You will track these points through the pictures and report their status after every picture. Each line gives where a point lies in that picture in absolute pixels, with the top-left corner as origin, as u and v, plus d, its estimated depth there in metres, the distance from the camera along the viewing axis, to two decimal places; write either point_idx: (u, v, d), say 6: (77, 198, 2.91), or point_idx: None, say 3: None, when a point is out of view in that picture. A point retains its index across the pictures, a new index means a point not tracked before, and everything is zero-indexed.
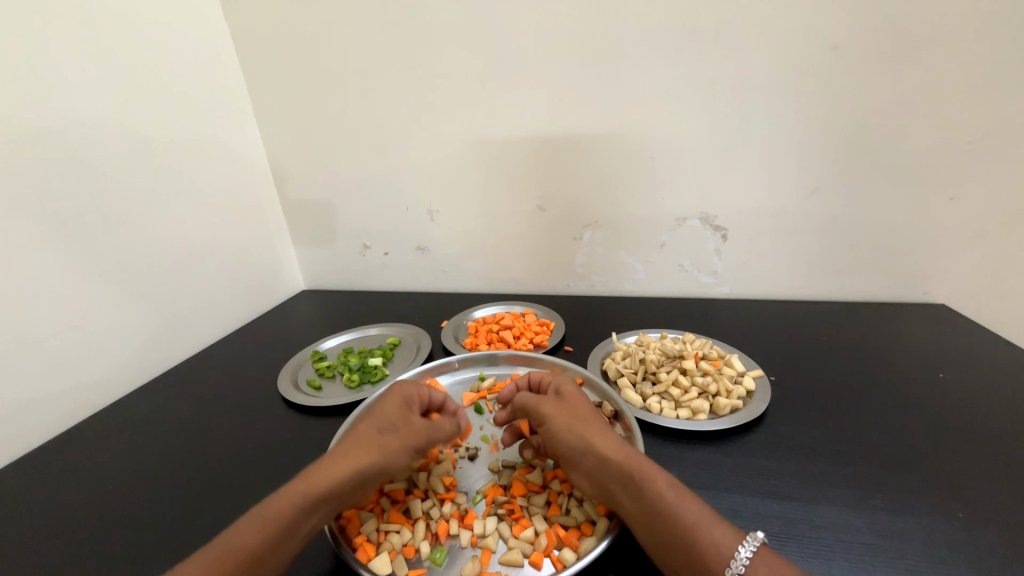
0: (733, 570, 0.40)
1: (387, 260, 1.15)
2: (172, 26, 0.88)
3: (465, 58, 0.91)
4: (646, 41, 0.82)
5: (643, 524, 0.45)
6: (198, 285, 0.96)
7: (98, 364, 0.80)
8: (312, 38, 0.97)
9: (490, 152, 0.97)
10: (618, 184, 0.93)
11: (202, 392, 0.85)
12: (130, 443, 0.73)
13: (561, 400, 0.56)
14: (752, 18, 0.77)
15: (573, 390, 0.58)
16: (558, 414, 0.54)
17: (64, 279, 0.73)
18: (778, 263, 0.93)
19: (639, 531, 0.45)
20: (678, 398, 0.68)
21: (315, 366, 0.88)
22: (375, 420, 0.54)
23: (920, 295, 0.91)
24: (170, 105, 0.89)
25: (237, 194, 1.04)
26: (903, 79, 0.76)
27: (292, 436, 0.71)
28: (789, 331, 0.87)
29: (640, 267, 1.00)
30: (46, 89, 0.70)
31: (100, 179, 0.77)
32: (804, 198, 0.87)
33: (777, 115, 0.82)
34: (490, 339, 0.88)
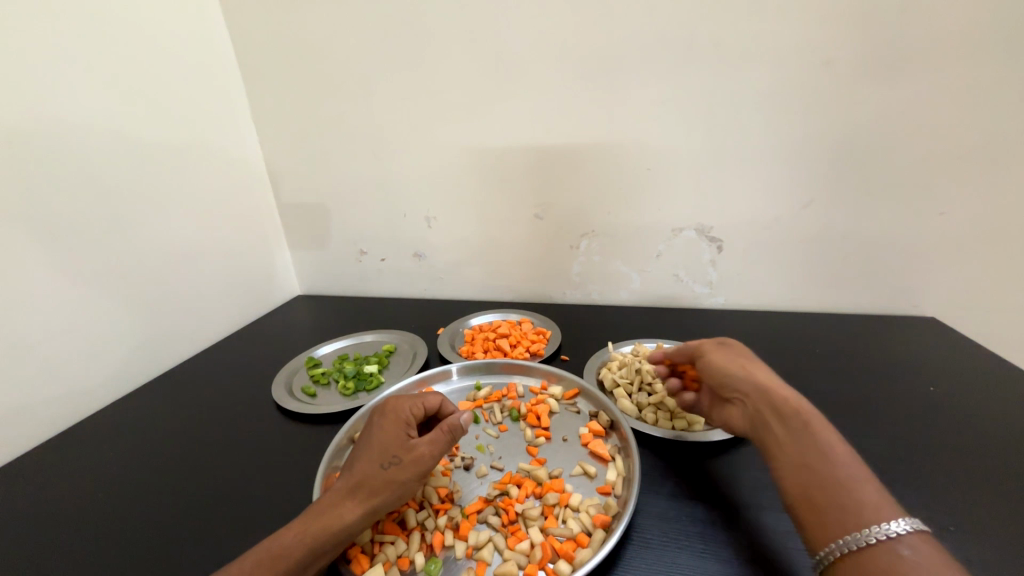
0: (883, 527, 0.39)
1: (383, 267, 1.14)
2: (174, 31, 0.89)
3: (465, 66, 0.92)
4: (645, 55, 0.83)
5: (799, 451, 0.47)
6: (192, 289, 0.95)
7: (87, 369, 0.78)
8: (311, 43, 0.97)
9: (488, 160, 0.98)
10: (615, 194, 0.94)
11: (194, 398, 0.84)
12: (118, 451, 0.72)
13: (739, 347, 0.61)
14: (747, 34, 0.79)
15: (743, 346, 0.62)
16: (732, 357, 0.58)
17: (60, 280, 0.73)
18: (772, 275, 0.94)
19: (789, 455, 0.47)
20: (673, 409, 0.68)
21: (309, 373, 0.87)
22: (376, 447, 0.52)
23: (910, 308, 0.92)
24: (169, 106, 0.89)
25: (233, 198, 1.03)
26: (895, 97, 0.78)
27: (285, 443, 0.71)
28: (783, 342, 0.88)
29: (636, 277, 1.00)
30: (45, 88, 0.70)
31: (99, 180, 0.77)
32: (797, 211, 0.88)
33: (770, 129, 0.83)
34: (486, 347, 0.88)
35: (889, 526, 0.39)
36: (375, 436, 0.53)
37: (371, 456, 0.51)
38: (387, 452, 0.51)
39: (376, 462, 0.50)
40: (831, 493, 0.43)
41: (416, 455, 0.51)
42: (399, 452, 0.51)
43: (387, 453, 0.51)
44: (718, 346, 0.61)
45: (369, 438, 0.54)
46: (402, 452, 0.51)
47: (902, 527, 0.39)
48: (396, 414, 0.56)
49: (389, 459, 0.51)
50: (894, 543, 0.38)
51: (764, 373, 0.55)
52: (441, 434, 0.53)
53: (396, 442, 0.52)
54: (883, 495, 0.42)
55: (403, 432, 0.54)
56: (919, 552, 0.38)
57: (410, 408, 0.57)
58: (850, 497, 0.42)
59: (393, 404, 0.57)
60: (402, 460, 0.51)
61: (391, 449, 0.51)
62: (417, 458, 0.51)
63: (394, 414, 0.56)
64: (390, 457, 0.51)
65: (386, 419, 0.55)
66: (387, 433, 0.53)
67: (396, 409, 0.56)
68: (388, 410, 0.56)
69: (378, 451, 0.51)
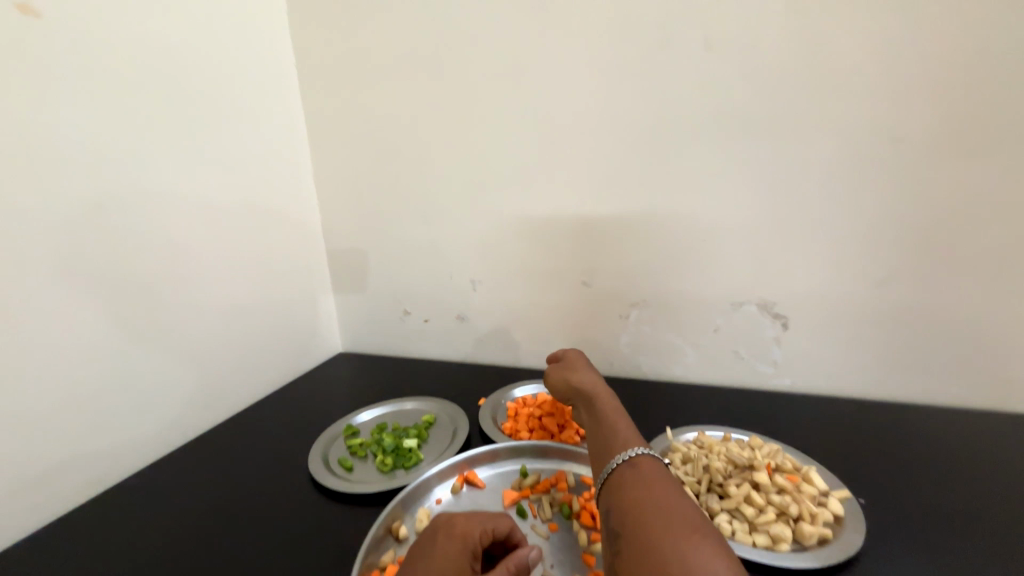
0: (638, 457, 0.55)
1: (425, 327, 1.13)
2: (253, 109, 0.98)
3: (517, 137, 0.94)
4: (698, 131, 0.83)
5: (611, 430, 0.61)
6: (241, 345, 0.97)
7: (133, 428, 0.79)
8: (373, 116, 1.04)
9: (536, 227, 0.98)
10: (667, 266, 0.91)
11: (230, 463, 0.82)
12: (153, 523, 0.70)
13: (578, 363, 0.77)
14: (807, 113, 0.77)
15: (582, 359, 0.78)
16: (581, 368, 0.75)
17: (118, 339, 0.76)
18: (846, 358, 0.86)
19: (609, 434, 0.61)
20: (752, 520, 0.59)
21: (347, 443, 0.84)
22: None
23: (1021, 404, 0.80)
24: (241, 177, 0.96)
25: (289, 258, 1.08)
26: (978, 176, 0.73)
27: (318, 527, 0.67)
28: (865, 438, 0.78)
29: (691, 352, 0.94)
30: (136, 161, 0.77)
31: (167, 244, 0.83)
32: (872, 292, 0.81)
33: (837, 207, 0.79)
34: (531, 426, 0.83)
35: (639, 452, 0.56)
36: (436, 562, 0.48)
37: None
38: None
39: None
40: (619, 451, 0.57)
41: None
42: None
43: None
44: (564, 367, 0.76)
45: (427, 560, 0.48)
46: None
47: (643, 449, 0.56)
48: (462, 540, 0.50)
49: None
50: (647, 467, 0.53)
51: (594, 379, 0.71)
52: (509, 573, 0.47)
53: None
54: (624, 448, 0.57)
55: (467, 566, 0.48)
56: (653, 469, 0.54)
57: (477, 534, 0.51)
58: (625, 451, 0.56)
59: (459, 525, 0.52)
60: None
61: None
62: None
63: (460, 539, 0.50)
64: None
65: (450, 544, 0.50)
66: (449, 562, 0.48)
67: (462, 531, 0.51)
68: (454, 532, 0.51)
69: None
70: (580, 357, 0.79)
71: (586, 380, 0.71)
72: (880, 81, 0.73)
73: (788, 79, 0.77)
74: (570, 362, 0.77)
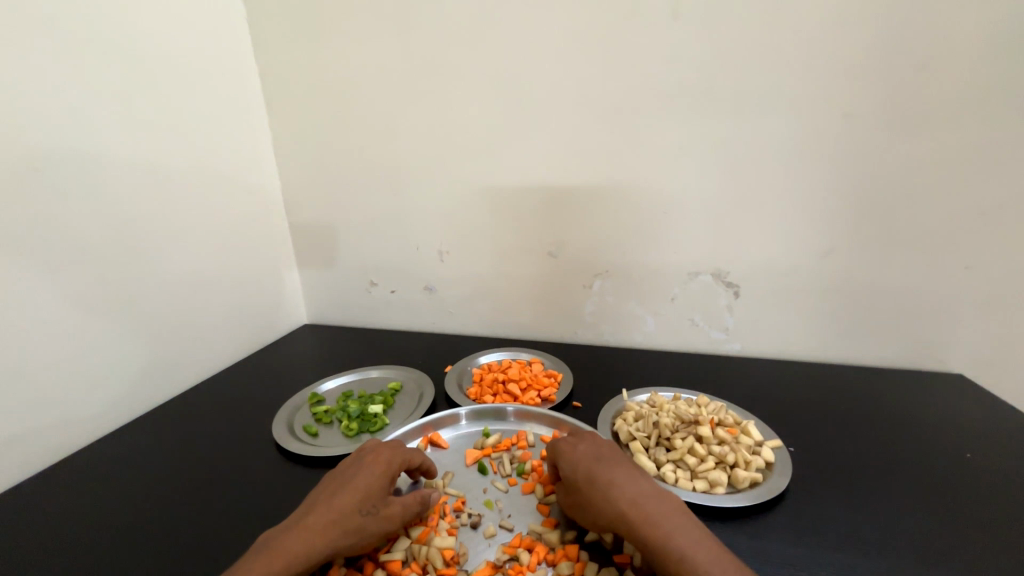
0: None
1: (393, 298, 1.13)
2: (205, 66, 0.92)
3: (484, 105, 0.93)
4: (661, 102, 0.84)
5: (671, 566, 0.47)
6: (199, 316, 0.94)
7: (87, 399, 0.77)
8: (335, 79, 0.99)
9: (503, 198, 0.98)
10: (630, 237, 0.93)
11: (192, 433, 0.81)
12: (112, 491, 0.70)
13: (571, 450, 0.59)
14: (763, 87, 0.80)
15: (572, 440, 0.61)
16: (580, 451, 0.59)
17: (65, 309, 0.72)
18: (790, 324, 0.92)
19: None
20: (693, 468, 0.64)
21: (312, 410, 0.85)
22: (358, 491, 0.54)
23: (938, 363, 0.88)
24: (194, 138, 0.90)
25: (247, 226, 1.04)
26: (913, 153, 0.78)
27: (284, 489, 0.68)
28: (802, 395, 0.85)
29: (650, 319, 0.98)
30: (75, 119, 0.72)
31: (116, 210, 0.78)
32: (816, 261, 0.87)
33: (787, 180, 0.83)
34: (495, 391, 0.86)
35: None
36: (359, 477, 0.56)
37: (352, 497, 0.53)
38: (367, 500, 0.54)
39: (354, 505, 0.53)
40: None
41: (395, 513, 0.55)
42: (378, 503, 0.54)
43: (369, 499, 0.54)
44: (580, 462, 0.57)
45: (350, 477, 0.56)
46: (382, 506, 0.54)
47: None
48: (383, 461, 0.58)
49: (368, 507, 0.53)
50: None
51: (624, 482, 0.53)
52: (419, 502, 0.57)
53: (375, 489, 0.55)
54: None
55: (385, 484, 0.56)
56: None
57: (395, 459, 0.59)
58: None
59: (381, 451, 0.60)
60: (379, 512, 0.54)
61: (372, 496, 0.54)
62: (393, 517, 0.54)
63: (380, 462, 0.58)
64: (370, 506, 0.53)
65: (371, 465, 0.57)
66: (371, 479, 0.56)
67: (383, 456, 0.59)
68: (376, 457, 0.59)
69: (359, 494, 0.54)
70: (576, 445, 0.60)
71: (597, 478, 0.55)
72: (831, 56, 0.76)
73: (747, 51, 0.79)
74: (564, 453, 0.59)
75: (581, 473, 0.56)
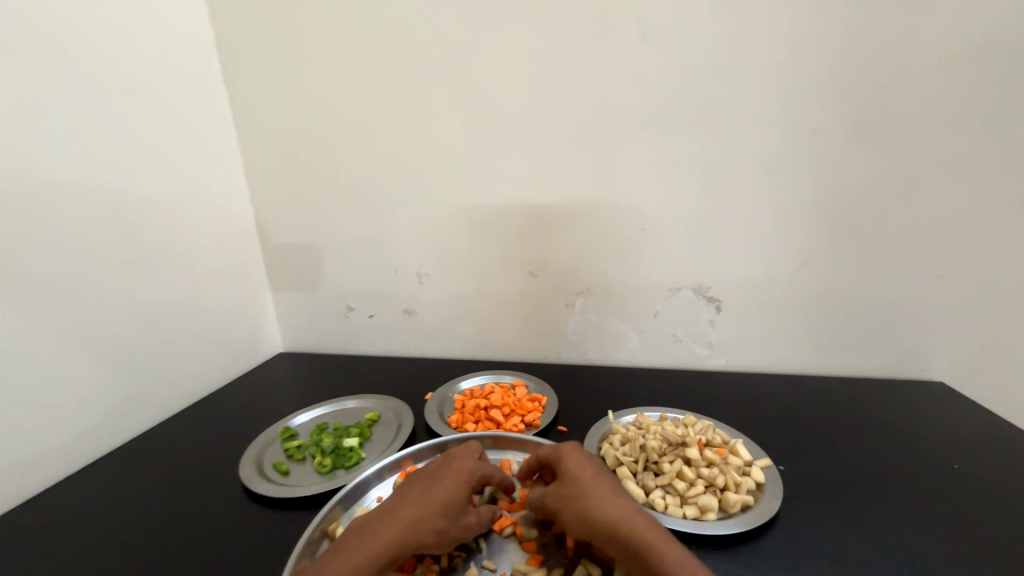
0: None
1: (371, 323, 1.10)
2: (172, 89, 0.89)
3: (461, 126, 0.93)
4: (636, 120, 0.85)
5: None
6: (167, 348, 0.89)
7: (40, 444, 0.71)
8: (309, 101, 0.98)
9: (482, 218, 0.97)
10: (611, 253, 0.93)
11: (154, 474, 0.75)
12: (61, 546, 0.63)
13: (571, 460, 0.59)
14: (735, 105, 0.81)
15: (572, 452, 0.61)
16: (577, 463, 0.59)
17: (18, 347, 0.67)
18: (773, 337, 0.92)
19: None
20: (683, 493, 0.62)
21: (283, 446, 0.80)
22: (444, 495, 0.57)
23: (918, 371, 0.89)
24: (161, 163, 0.87)
25: (218, 252, 1.00)
26: (881, 166, 0.80)
27: (253, 535, 0.63)
28: (788, 408, 0.84)
29: (634, 336, 0.97)
30: (30, 145, 0.68)
31: (77, 239, 0.73)
32: (794, 274, 0.87)
33: (763, 194, 0.84)
34: (477, 417, 0.83)
35: None
36: (445, 482, 0.58)
37: (437, 501, 0.56)
38: (452, 505, 0.56)
39: (439, 509, 0.55)
40: None
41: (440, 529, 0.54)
42: (458, 510, 0.57)
43: (454, 505, 0.57)
44: (581, 471, 0.57)
45: (438, 482, 0.59)
46: (463, 513, 0.57)
47: None
48: (469, 470, 0.61)
49: (453, 513, 0.56)
50: None
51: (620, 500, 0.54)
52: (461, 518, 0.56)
53: (457, 495, 0.58)
54: None
55: (466, 492, 0.59)
56: None
57: (484, 471, 0.62)
58: None
59: (472, 463, 0.62)
60: (460, 520, 0.56)
61: (456, 501, 0.57)
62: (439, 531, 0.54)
63: (469, 472, 0.60)
64: (453, 512, 0.56)
65: (457, 473, 0.60)
66: (456, 485, 0.58)
67: (473, 468, 0.61)
68: (462, 465, 0.61)
69: (441, 499, 0.56)
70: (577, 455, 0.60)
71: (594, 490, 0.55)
72: (797, 74, 0.78)
73: (719, 69, 0.80)
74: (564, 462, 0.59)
75: (580, 481, 0.56)
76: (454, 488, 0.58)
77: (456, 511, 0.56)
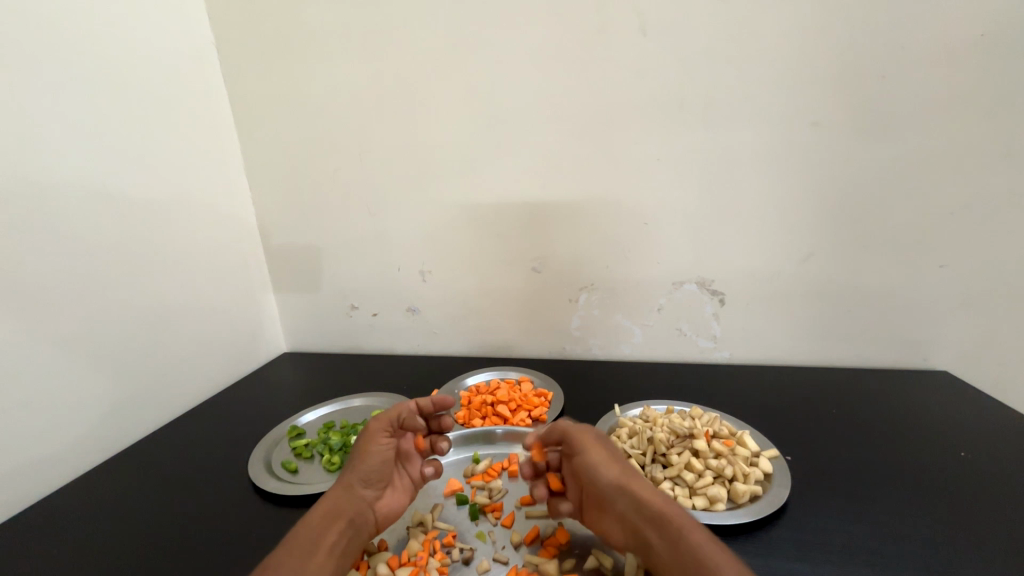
0: None
1: (375, 322, 1.10)
2: (172, 88, 0.89)
3: (462, 123, 0.92)
4: (638, 114, 0.85)
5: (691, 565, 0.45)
6: (171, 349, 0.88)
7: (45, 445, 0.70)
8: (310, 100, 0.98)
9: (484, 215, 0.97)
10: (614, 248, 0.93)
11: (162, 475, 0.75)
12: (71, 546, 0.63)
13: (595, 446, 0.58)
14: (736, 97, 0.81)
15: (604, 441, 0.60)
16: (599, 452, 0.58)
17: (21, 350, 0.67)
18: (777, 329, 0.92)
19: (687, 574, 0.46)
20: (692, 484, 0.63)
21: (292, 444, 0.81)
22: (354, 455, 0.61)
23: (922, 361, 0.89)
24: (161, 163, 0.86)
25: (220, 252, 0.99)
26: (883, 157, 0.80)
27: (263, 533, 0.63)
28: (793, 400, 0.84)
29: (638, 331, 0.97)
30: (28, 145, 0.67)
31: (78, 240, 0.73)
32: (798, 265, 0.87)
33: (765, 186, 0.84)
34: (484, 413, 0.83)
35: None
36: (362, 448, 0.63)
37: (351, 463, 0.60)
38: (355, 453, 0.60)
39: (349, 468, 0.59)
40: None
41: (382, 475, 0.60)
42: (360, 449, 0.60)
43: (356, 451, 0.60)
44: (607, 461, 0.56)
45: (361, 456, 0.63)
46: (364, 447, 0.60)
47: None
48: (380, 428, 0.65)
49: (353, 457, 0.60)
50: None
51: (640, 485, 0.53)
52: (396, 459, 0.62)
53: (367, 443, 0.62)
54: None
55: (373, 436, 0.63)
56: None
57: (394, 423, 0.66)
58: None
59: (380, 425, 0.66)
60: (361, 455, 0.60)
61: (362, 448, 0.61)
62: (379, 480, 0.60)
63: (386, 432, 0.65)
64: (358, 457, 0.60)
65: (369, 436, 0.65)
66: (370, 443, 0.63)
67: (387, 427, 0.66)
68: (370, 430, 0.66)
69: (352, 458, 0.61)
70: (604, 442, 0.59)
71: (620, 478, 0.54)
72: (799, 66, 0.78)
73: (719, 62, 0.80)
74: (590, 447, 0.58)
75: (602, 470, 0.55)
76: (380, 442, 0.62)
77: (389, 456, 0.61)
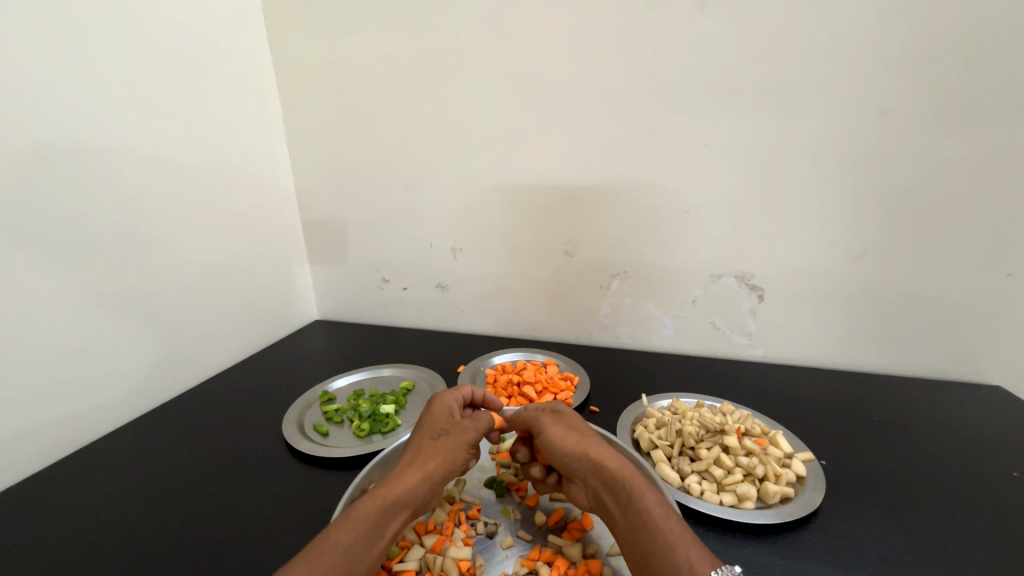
0: None
1: (404, 296, 1.11)
2: (217, 54, 0.90)
3: (503, 98, 0.90)
4: (687, 97, 0.81)
5: (630, 527, 0.50)
6: (210, 309, 0.92)
7: (99, 391, 0.75)
8: (351, 71, 0.97)
9: (519, 195, 0.95)
10: (651, 236, 0.90)
11: (202, 429, 0.80)
12: (121, 486, 0.68)
13: (563, 419, 0.62)
14: (796, 81, 0.76)
15: (560, 420, 0.62)
16: (558, 428, 0.60)
17: (75, 302, 0.70)
18: (817, 329, 0.88)
19: (627, 532, 0.50)
20: (720, 480, 0.62)
21: (323, 409, 0.84)
22: (429, 423, 0.61)
23: (973, 374, 0.84)
24: (205, 129, 0.88)
25: (257, 220, 1.02)
26: (955, 151, 0.74)
27: (296, 489, 0.67)
28: (829, 404, 0.81)
29: (668, 322, 0.95)
30: (82, 106, 0.69)
31: (127, 200, 0.76)
32: (846, 265, 0.83)
33: (818, 178, 0.80)
34: (510, 393, 0.84)
35: None
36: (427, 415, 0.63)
37: (424, 431, 0.61)
38: (437, 426, 0.61)
39: (424, 436, 0.60)
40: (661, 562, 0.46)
41: (439, 449, 0.58)
42: (446, 426, 0.61)
43: (440, 425, 0.61)
44: (562, 439, 0.58)
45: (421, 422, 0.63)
46: (451, 426, 0.61)
47: None
48: (444, 398, 0.65)
49: (439, 430, 0.60)
50: None
51: (594, 451, 0.56)
52: (451, 430, 0.60)
53: (443, 414, 0.63)
54: (696, 549, 0.46)
55: (449, 411, 0.63)
56: None
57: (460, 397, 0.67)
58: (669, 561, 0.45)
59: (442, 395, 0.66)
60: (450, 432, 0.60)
61: (438, 421, 0.62)
62: (438, 454, 0.58)
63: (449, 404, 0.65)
64: (441, 430, 0.60)
65: (435, 402, 0.65)
66: (437, 412, 0.63)
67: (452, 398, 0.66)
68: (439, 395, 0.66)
69: (424, 429, 0.61)
70: (559, 424, 0.61)
71: (573, 455, 0.57)
72: (869, 48, 0.72)
73: (782, 43, 0.75)
74: (549, 427, 0.60)
75: (557, 441, 0.58)
76: (435, 414, 0.62)
77: (441, 429, 0.60)
